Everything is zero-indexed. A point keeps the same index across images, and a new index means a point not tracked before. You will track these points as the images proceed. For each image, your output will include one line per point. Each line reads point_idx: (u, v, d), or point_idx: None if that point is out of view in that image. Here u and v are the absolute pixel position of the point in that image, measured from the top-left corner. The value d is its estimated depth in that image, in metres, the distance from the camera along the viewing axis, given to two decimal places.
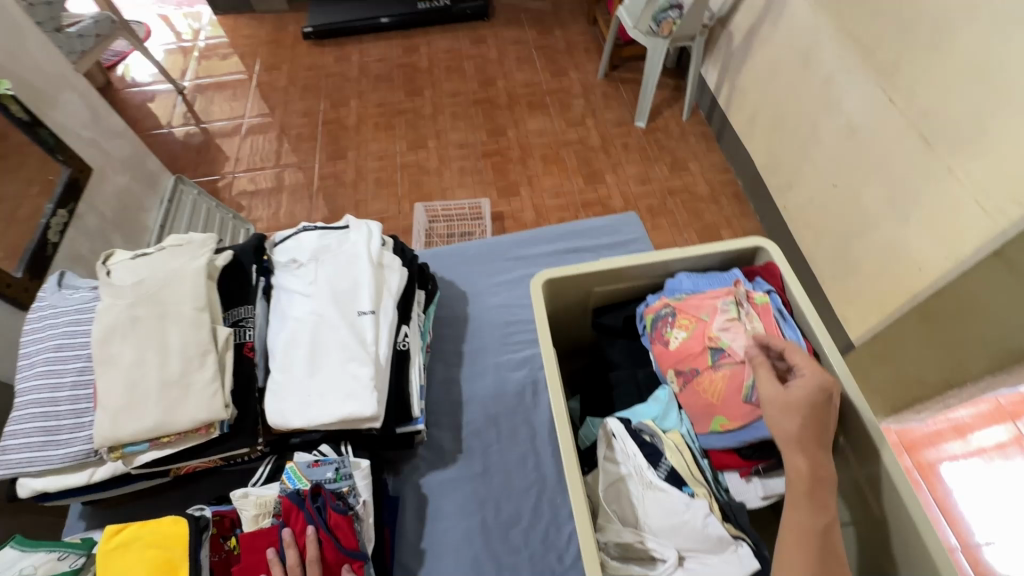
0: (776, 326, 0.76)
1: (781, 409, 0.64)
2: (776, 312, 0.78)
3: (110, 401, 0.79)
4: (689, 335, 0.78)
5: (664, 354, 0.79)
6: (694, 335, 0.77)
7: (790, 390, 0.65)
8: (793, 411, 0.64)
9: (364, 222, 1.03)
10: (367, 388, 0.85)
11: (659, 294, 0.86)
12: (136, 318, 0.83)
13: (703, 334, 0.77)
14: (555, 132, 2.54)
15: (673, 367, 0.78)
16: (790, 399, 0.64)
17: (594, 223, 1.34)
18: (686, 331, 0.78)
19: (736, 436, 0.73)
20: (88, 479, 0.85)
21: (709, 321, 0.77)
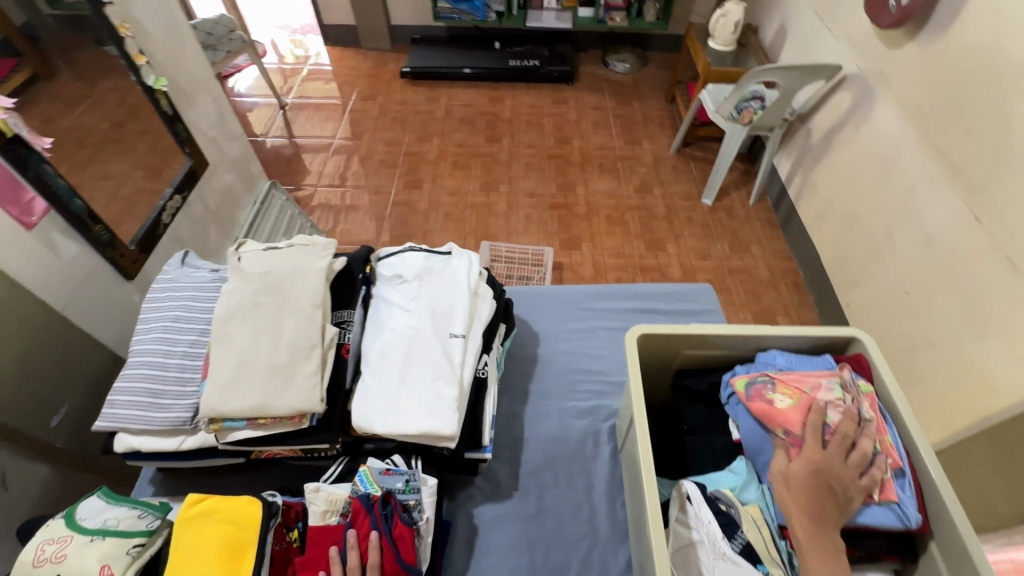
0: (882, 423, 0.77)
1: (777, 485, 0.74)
2: (880, 409, 0.79)
3: (220, 375, 0.85)
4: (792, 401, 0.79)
5: (768, 412, 0.78)
6: (798, 404, 0.78)
7: (790, 469, 0.73)
8: (789, 487, 0.72)
9: (465, 252, 1.10)
10: (451, 408, 0.89)
11: (749, 366, 0.88)
12: (259, 305, 0.90)
13: (810, 403, 0.78)
14: (621, 196, 2.63)
15: (782, 427, 0.78)
16: (786, 478, 0.73)
17: (668, 288, 1.37)
18: (791, 399, 0.79)
19: None
20: (178, 446, 0.90)
21: (813, 393, 0.79)
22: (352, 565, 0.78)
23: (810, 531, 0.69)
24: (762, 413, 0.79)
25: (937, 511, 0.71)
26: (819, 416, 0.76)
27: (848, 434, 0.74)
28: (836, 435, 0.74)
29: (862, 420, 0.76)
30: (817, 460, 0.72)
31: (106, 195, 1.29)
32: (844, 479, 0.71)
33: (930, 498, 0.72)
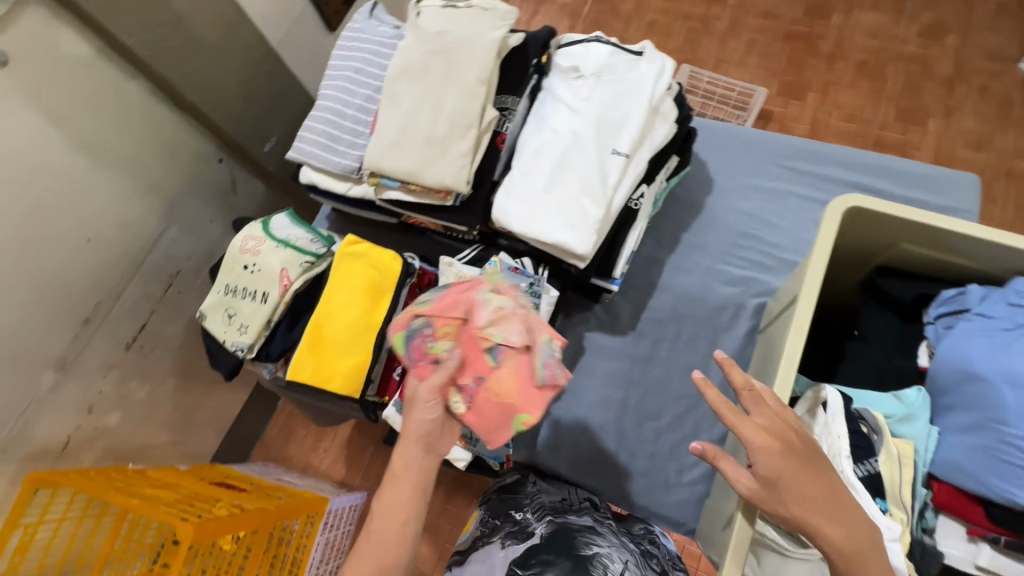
0: (414, 315, 0.79)
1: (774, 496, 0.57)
2: None
3: (386, 135, 0.88)
4: (545, 370, 0.75)
5: (460, 348, 0.77)
6: (462, 339, 0.77)
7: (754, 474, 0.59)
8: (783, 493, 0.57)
9: (660, 56, 0.90)
10: (591, 227, 0.83)
11: (994, 289, 0.64)
12: (428, 69, 0.86)
13: (479, 334, 0.76)
14: (894, 37, 1.91)
15: (473, 375, 0.75)
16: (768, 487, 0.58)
17: (908, 166, 1.03)
18: (448, 339, 0.77)
19: (993, 489, 0.58)
20: (346, 191, 0.99)
21: (480, 316, 0.77)
22: None
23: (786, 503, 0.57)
24: (466, 356, 0.77)
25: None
26: (465, 340, 0.77)
27: (460, 354, 0.76)
28: (467, 345, 0.77)
29: (450, 352, 0.76)
30: (514, 390, 0.76)
31: None
32: (481, 400, 0.75)
33: None
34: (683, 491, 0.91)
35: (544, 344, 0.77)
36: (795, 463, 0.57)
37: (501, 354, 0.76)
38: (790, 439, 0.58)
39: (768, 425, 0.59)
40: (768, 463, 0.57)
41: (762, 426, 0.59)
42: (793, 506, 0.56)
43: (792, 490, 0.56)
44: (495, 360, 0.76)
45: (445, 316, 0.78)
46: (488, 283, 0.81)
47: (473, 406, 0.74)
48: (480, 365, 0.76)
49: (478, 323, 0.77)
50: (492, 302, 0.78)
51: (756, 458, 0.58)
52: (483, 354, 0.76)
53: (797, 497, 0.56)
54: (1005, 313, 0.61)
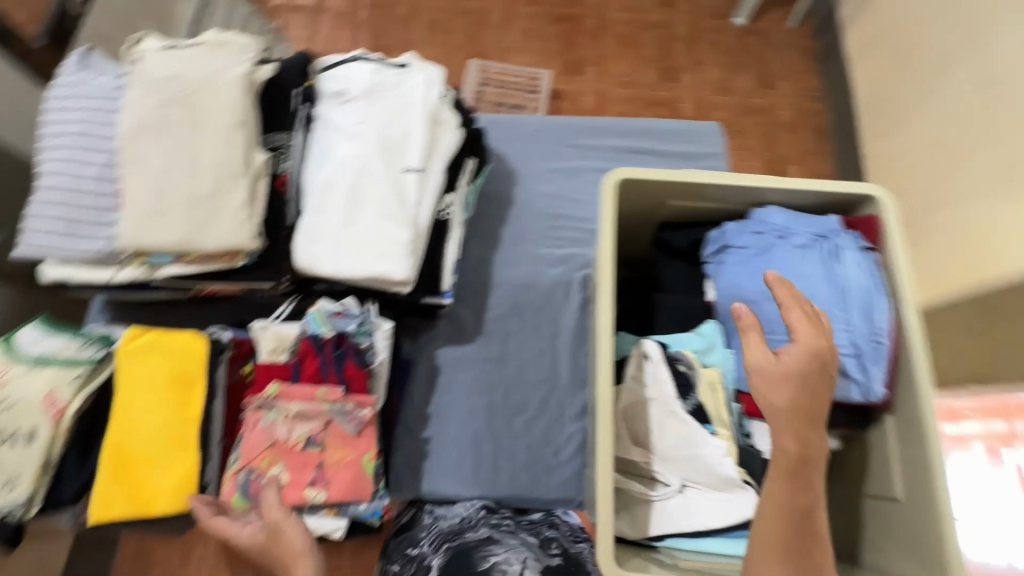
0: (235, 472, 0.77)
1: (771, 377, 0.60)
2: (872, 277, 0.69)
3: (136, 206, 0.74)
4: (350, 422, 0.78)
5: (288, 462, 0.77)
6: (284, 456, 0.77)
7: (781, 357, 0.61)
8: (786, 380, 0.60)
9: (425, 65, 0.89)
10: (403, 250, 0.80)
11: (742, 222, 0.77)
12: (168, 122, 0.75)
13: (290, 439, 0.77)
14: (641, 8, 2.16)
15: (311, 469, 0.77)
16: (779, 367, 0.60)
17: (669, 124, 1.18)
18: (274, 464, 0.77)
19: None
20: (110, 280, 0.83)
21: (282, 428, 0.78)
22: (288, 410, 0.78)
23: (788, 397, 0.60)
24: (294, 461, 0.77)
25: (910, 402, 0.66)
26: (287, 452, 0.77)
27: (290, 466, 0.77)
28: (293, 456, 0.77)
29: (282, 473, 0.77)
30: (347, 451, 0.78)
31: None
32: (329, 486, 0.77)
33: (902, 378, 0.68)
34: (563, 470, 0.95)
35: (337, 403, 0.78)
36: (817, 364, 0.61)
37: (317, 436, 0.78)
38: (823, 357, 0.61)
39: (812, 325, 0.63)
40: (801, 354, 0.60)
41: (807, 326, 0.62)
42: (790, 399, 0.60)
43: (799, 379, 0.60)
44: (314, 444, 0.78)
45: (258, 453, 0.77)
46: (262, 404, 0.79)
47: (328, 488, 0.77)
48: (309, 459, 0.77)
49: (273, 440, 0.77)
50: (274, 409, 0.78)
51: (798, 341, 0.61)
52: (305, 449, 0.77)
53: (799, 387, 0.60)
54: (753, 243, 0.74)
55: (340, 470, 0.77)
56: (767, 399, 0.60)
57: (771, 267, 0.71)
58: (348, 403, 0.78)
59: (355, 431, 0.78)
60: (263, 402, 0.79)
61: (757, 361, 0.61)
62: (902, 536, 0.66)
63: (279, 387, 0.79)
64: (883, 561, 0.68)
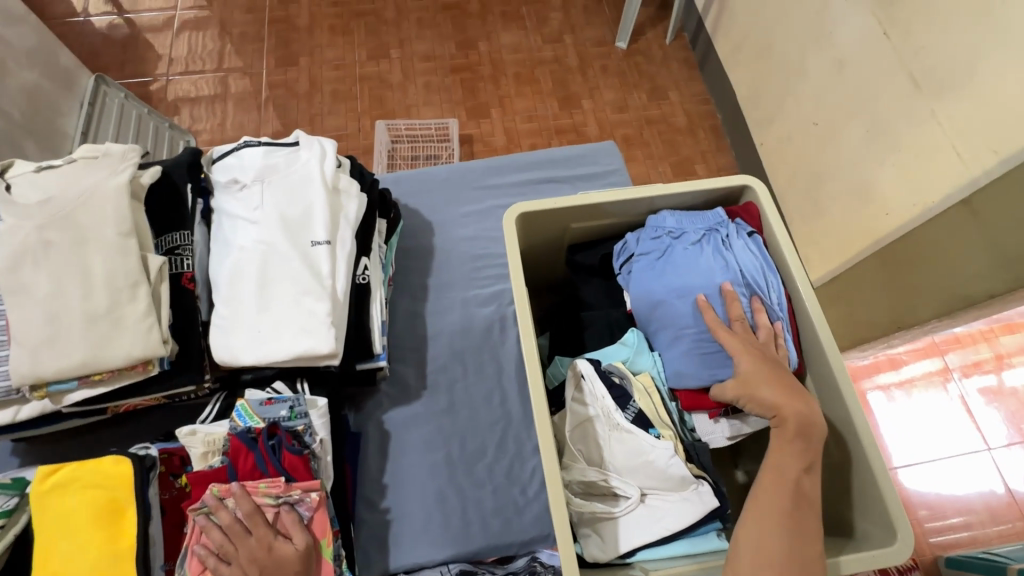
0: None
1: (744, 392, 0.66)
2: (761, 257, 0.75)
3: (27, 337, 0.70)
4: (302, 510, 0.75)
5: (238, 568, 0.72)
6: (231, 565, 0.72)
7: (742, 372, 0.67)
8: (763, 381, 0.66)
9: (316, 139, 0.91)
10: (325, 324, 0.79)
11: (641, 230, 0.81)
12: (49, 244, 0.72)
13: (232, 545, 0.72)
14: (531, 48, 2.30)
15: None
16: (745, 380, 0.67)
17: (568, 151, 1.25)
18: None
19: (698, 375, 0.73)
20: (12, 419, 0.75)
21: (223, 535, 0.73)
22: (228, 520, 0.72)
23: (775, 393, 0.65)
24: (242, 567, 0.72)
25: (823, 366, 0.71)
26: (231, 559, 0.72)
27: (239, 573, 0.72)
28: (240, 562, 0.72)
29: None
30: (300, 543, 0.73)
31: None
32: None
33: (811, 345, 0.73)
34: (534, 507, 0.93)
35: (282, 495, 0.75)
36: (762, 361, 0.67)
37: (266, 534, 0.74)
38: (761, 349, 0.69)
39: (739, 334, 0.70)
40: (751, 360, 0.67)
41: (736, 335, 0.69)
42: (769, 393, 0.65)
43: (763, 377, 0.66)
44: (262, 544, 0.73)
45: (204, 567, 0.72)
46: (200, 512, 0.74)
47: None
48: None
49: (216, 548, 0.72)
50: (214, 515, 0.73)
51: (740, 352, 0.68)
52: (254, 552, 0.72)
53: (769, 381, 0.66)
54: (654, 247, 0.78)
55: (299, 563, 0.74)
56: (757, 396, 0.65)
57: (674, 267, 0.76)
58: (293, 493, 0.75)
59: (306, 519, 0.75)
60: (201, 509, 0.74)
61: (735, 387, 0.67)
62: (843, 493, 0.70)
63: (217, 489, 0.74)
64: (838, 523, 0.71)
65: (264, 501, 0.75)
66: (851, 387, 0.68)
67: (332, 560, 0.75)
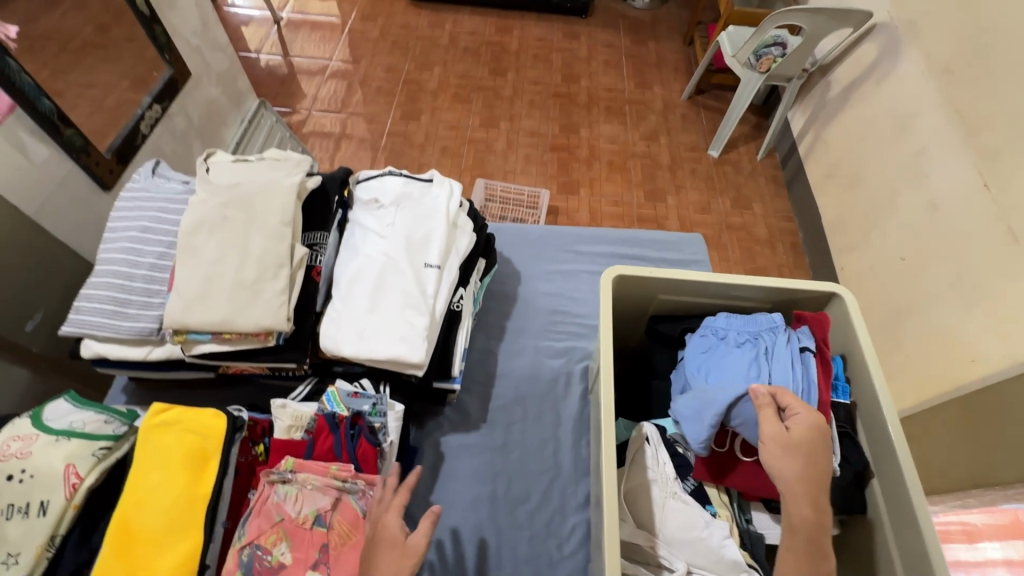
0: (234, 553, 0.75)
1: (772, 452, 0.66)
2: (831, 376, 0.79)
3: (186, 289, 0.84)
4: (362, 501, 0.80)
5: (293, 536, 0.77)
6: (291, 536, 0.77)
7: (791, 430, 0.67)
8: (796, 453, 0.66)
9: (447, 180, 1.05)
10: (420, 336, 0.88)
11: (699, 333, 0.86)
12: (226, 219, 0.87)
13: (298, 514, 0.78)
14: (626, 142, 2.49)
15: (314, 549, 0.77)
16: (789, 440, 0.66)
17: (656, 235, 1.33)
18: (284, 544, 0.76)
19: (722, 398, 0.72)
20: (145, 356, 0.90)
21: (292, 504, 0.79)
22: (303, 490, 0.80)
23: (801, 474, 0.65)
24: (298, 539, 0.77)
25: (897, 483, 0.69)
26: (295, 526, 0.78)
27: (295, 543, 0.77)
28: (299, 534, 0.77)
29: (285, 553, 0.76)
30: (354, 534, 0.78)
31: (96, 102, 1.27)
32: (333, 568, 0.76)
33: (885, 462, 0.72)
34: (566, 565, 0.93)
35: (349, 480, 0.81)
36: (816, 434, 0.67)
37: (324, 516, 0.79)
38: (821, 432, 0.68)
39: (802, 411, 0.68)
40: (806, 427, 0.67)
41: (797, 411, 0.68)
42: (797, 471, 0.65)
43: (806, 450, 0.66)
44: (319, 522, 0.78)
45: (264, 530, 0.77)
46: (278, 480, 0.80)
47: (331, 568, 0.75)
48: (316, 539, 0.77)
49: (285, 512, 0.78)
50: (290, 482, 0.80)
51: (802, 414, 0.68)
52: (314, 526, 0.78)
53: (805, 456, 0.65)
54: (707, 338, 0.84)
55: (346, 550, 0.77)
56: (780, 461, 0.66)
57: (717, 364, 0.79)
58: (359, 481, 0.81)
59: (364, 511, 0.80)
60: (275, 477, 0.81)
61: (771, 433, 0.67)
62: None
63: (291, 462, 0.82)
64: None
65: (333, 482, 0.81)
66: (930, 516, 0.65)
67: None
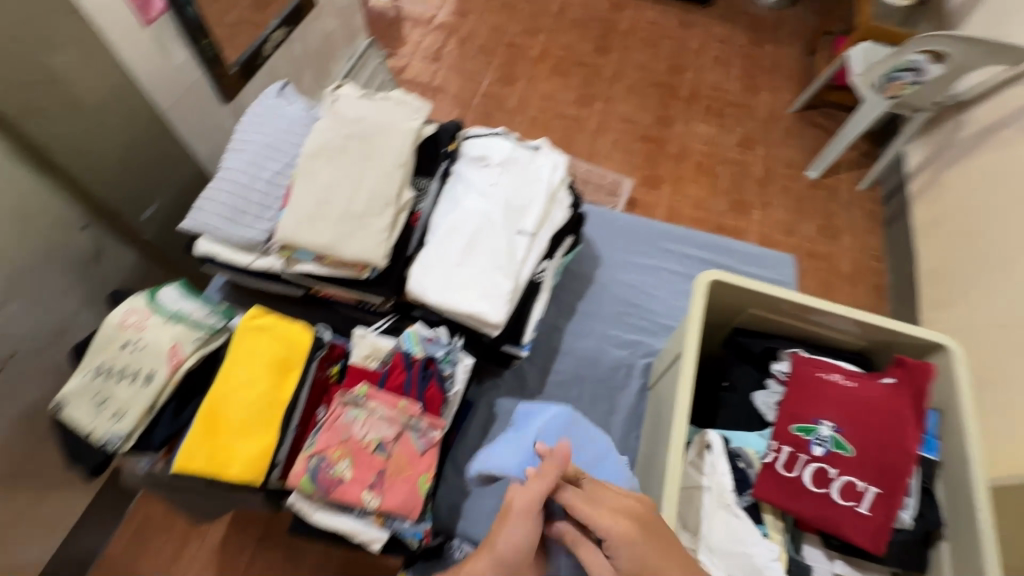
0: (303, 459, 0.82)
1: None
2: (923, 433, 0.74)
3: (299, 208, 0.89)
4: (421, 441, 0.85)
5: (355, 457, 0.82)
6: (352, 456, 0.82)
7: (618, 564, 0.61)
8: (647, 574, 0.59)
9: (554, 152, 1.05)
10: (503, 298, 0.90)
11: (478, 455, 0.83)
12: (346, 150, 0.91)
13: (363, 438, 0.83)
14: (720, 146, 2.38)
15: (371, 472, 0.82)
16: (630, 572, 0.60)
17: (744, 247, 1.28)
18: (345, 460, 0.82)
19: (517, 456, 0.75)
20: (249, 263, 0.96)
21: (359, 427, 0.84)
22: (372, 417, 0.85)
23: (667, 561, 0.60)
24: (358, 460, 0.82)
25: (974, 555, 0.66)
26: (358, 448, 0.83)
27: (356, 463, 0.82)
28: (360, 456, 0.83)
29: (347, 469, 0.82)
30: (409, 468, 0.83)
31: None
32: (385, 493, 0.82)
33: (962, 529, 0.69)
34: None
35: (413, 418, 0.85)
36: (646, 537, 0.61)
37: (385, 445, 0.83)
38: (633, 508, 0.64)
39: (608, 522, 0.63)
40: (625, 545, 0.61)
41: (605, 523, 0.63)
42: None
43: (650, 556, 0.60)
44: (380, 450, 0.83)
45: (332, 445, 0.83)
46: (351, 401, 0.86)
47: (383, 493, 0.81)
48: (375, 464, 0.83)
49: (352, 433, 0.83)
50: (361, 406, 0.85)
51: (612, 540, 0.61)
52: (374, 453, 0.83)
53: (656, 557, 0.60)
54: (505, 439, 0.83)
55: (399, 481, 0.83)
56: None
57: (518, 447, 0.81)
58: (422, 421, 0.85)
59: (421, 450, 0.85)
60: (349, 399, 0.86)
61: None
62: None
63: (365, 388, 0.86)
64: None
65: (399, 417, 0.85)
66: None
67: (423, 495, 0.83)
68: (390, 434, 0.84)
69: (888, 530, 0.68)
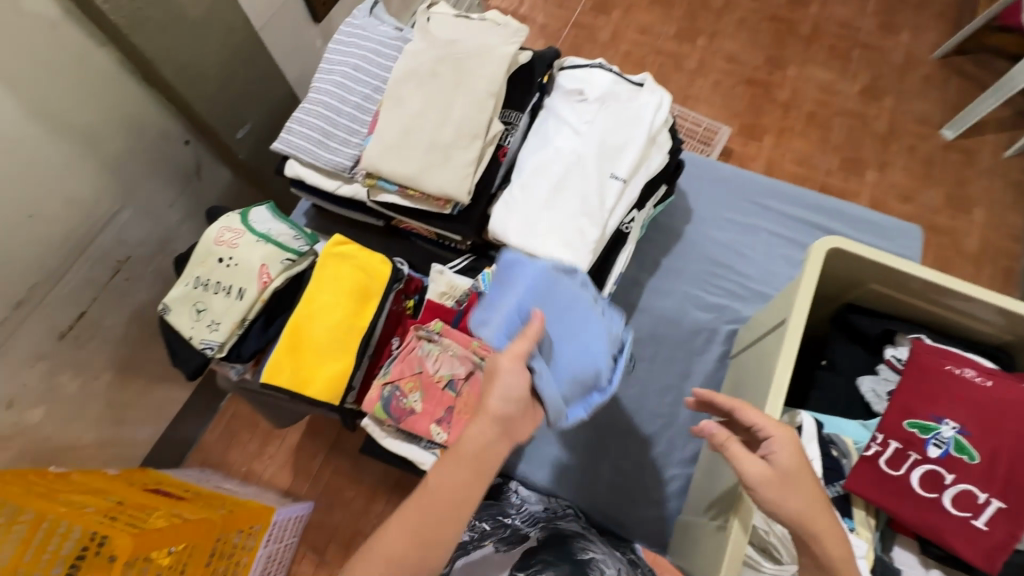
0: (377, 387, 0.84)
1: (778, 489, 0.58)
2: None
3: (386, 135, 0.86)
4: None
5: (427, 390, 0.84)
6: (423, 388, 0.84)
7: (776, 462, 0.59)
8: (792, 484, 0.58)
9: (659, 89, 0.94)
10: (588, 247, 0.84)
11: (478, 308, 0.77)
12: (437, 76, 0.86)
13: (435, 374, 0.84)
14: (841, 95, 2.03)
15: (441, 407, 0.84)
16: (782, 477, 0.58)
17: (859, 212, 1.13)
18: (417, 393, 0.83)
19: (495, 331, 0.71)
20: (335, 189, 0.96)
21: (432, 362, 0.85)
22: (445, 354, 0.85)
23: (812, 488, 0.58)
24: (429, 394, 0.84)
25: None
26: (429, 383, 0.84)
27: (426, 396, 0.83)
28: (431, 391, 0.84)
29: (417, 400, 0.83)
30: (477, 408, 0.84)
31: None
32: (454, 429, 0.83)
33: None
34: (658, 504, 0.96)
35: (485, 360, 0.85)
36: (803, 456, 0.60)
37: (456, 382, 0.84)
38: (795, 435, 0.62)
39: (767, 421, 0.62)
40: (784, 444, 0.60)
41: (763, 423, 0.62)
42: (800, 497, 0.57)
43: (802, 471, 0.58)
44: (451, 387, 0.84)
45: (405, 376, 0.84)
46: (425, 336, 0.86)
47: (451, 429, 0.83)
48: (445, 400, 0.84)
49: (424, 367, 0.84)
50: (434, 342, 0.86)
51: (779, 438, 0.60)
52: (446, 389, 0.84)
53: (802, 478, 0.58)
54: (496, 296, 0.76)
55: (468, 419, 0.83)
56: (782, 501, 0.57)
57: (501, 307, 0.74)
58: None
59: None
60: (423, 334, 0.86)
61: (755, 472, 0.59)
62: None
63: (439, 325, 0.86)
64: None
65: (471, 357, 0.85)
66: None
67: None
68: (461, 373, 0.84)
69: (1007, 548, 0.61)
